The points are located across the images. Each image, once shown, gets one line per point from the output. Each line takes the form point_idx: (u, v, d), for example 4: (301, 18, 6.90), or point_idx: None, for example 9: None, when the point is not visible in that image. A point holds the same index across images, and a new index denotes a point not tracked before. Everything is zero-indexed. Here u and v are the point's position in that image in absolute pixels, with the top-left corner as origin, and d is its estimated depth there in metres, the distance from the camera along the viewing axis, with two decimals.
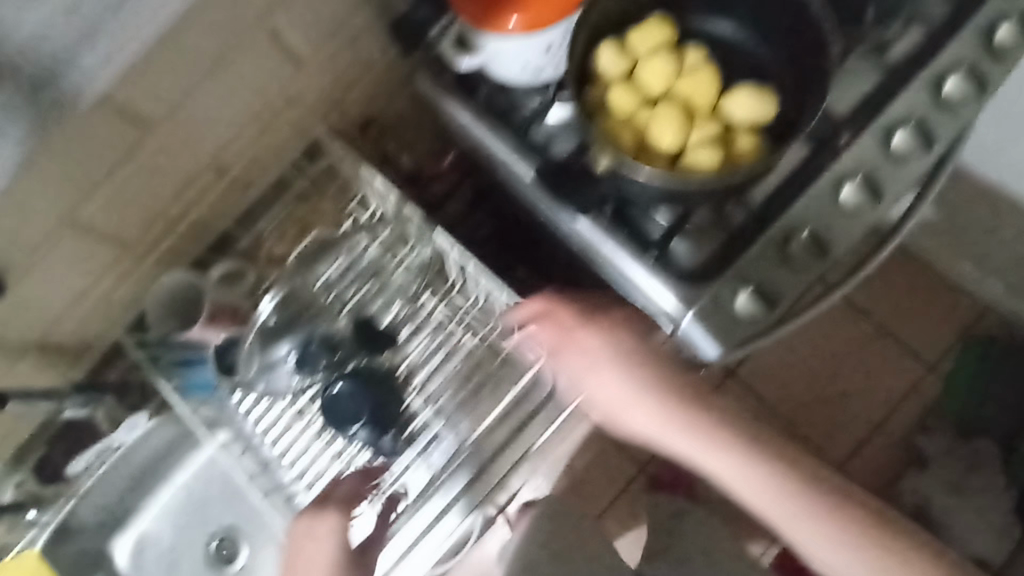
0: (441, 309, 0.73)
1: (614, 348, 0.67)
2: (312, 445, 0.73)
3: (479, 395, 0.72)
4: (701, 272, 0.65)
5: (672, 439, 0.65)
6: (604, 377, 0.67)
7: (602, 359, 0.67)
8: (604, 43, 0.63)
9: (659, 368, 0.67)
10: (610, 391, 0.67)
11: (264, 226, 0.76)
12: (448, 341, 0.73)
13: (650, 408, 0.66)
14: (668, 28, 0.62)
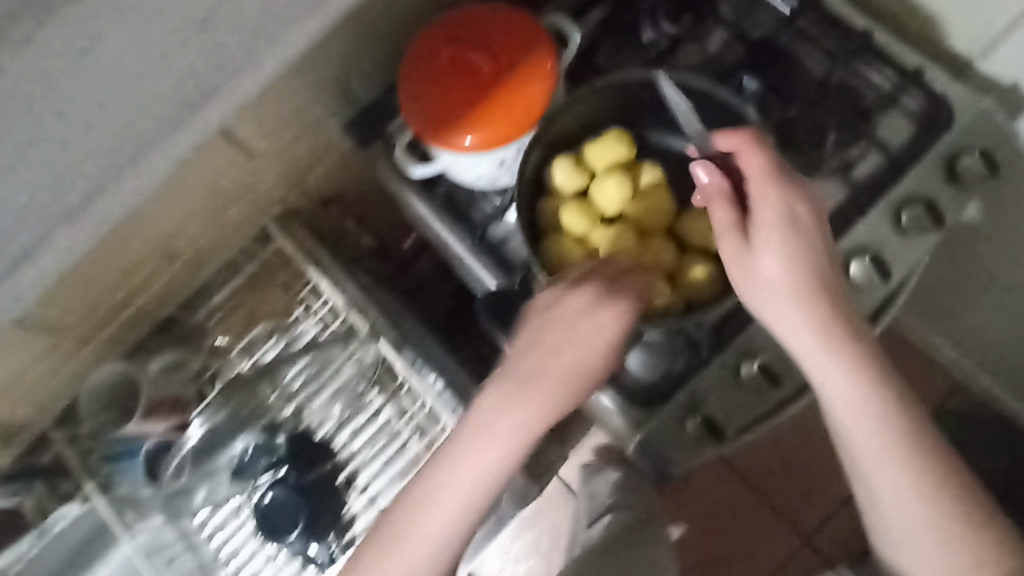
0: (387, 409, 0.71)
1: (802, 232, 0.51)
2: (253, 546, 0.70)
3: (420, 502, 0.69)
4: (655, 389, 0.64)
5: (825, 365, 0.51)
6: (815, 312, 0.50)
7: (790, 248, 0.51)
8: (560, 159, 0.62)
9: (829, 259, 0.52)
10: (797, 266, 0.50)
11: (214, 306, 0.73)
12: (394, 444, 0.70)
13: (815, 292, 0.50)
14: (624, 144, 0.62)
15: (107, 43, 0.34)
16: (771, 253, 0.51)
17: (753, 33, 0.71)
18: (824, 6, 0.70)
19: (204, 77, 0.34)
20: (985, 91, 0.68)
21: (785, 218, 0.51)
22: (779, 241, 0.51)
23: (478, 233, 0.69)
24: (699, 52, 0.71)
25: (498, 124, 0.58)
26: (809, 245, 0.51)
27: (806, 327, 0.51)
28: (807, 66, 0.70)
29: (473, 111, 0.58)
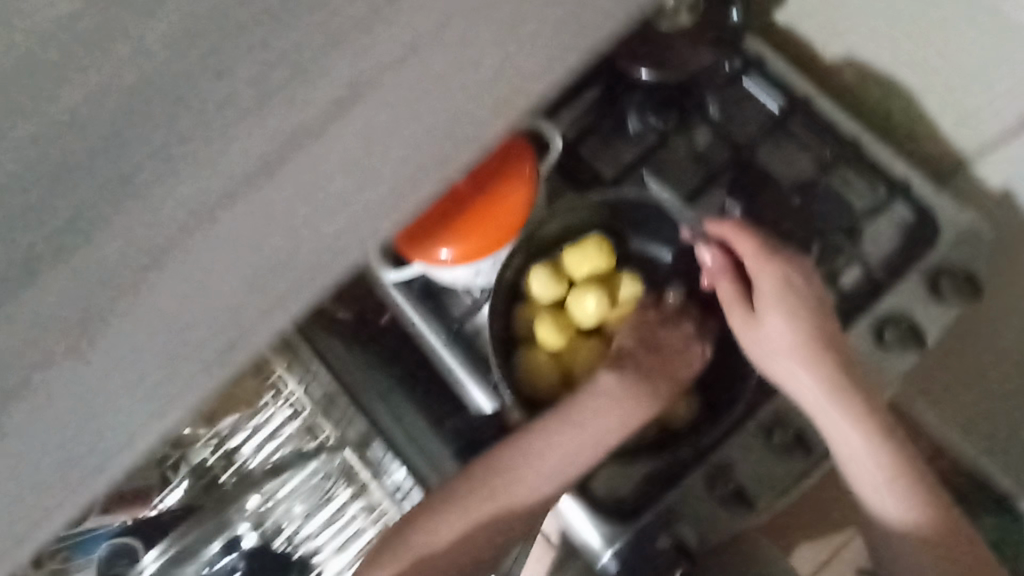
0: (354, 507, 0.69)
1: (812, 306, 0.55)
2: None
3: None
4: (630, 502, 0.61)
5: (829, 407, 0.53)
6: (828, 371, 0.53)
7: (797, 314, 0.54)
8: (538, 273, 0.61)
9: (825, 317, 0.55)
10: (801, 339, 0.53)
11: None
12: (362, 543, 0.67)
13: (821, 354, 0.53)
14: (606, 257, 0.61)
15: (124, 285, 0.32)
16: (779, 323, 0.54)
17: (742, 133, 0.70)
18: (813, 110, 0.70)
19: (177, 305, 0.32)
20: (971, 201, 0.68)
21: (783, 287, 0.55)
22: (783, 306, 0.54)
23: (455, 328, 0.67)
24: (686, 148, 0.71)
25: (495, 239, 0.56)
26: (808, 305, 0.54)
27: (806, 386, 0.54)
28: (794, 167, 0.69)
29: (467, 225, 0.56)
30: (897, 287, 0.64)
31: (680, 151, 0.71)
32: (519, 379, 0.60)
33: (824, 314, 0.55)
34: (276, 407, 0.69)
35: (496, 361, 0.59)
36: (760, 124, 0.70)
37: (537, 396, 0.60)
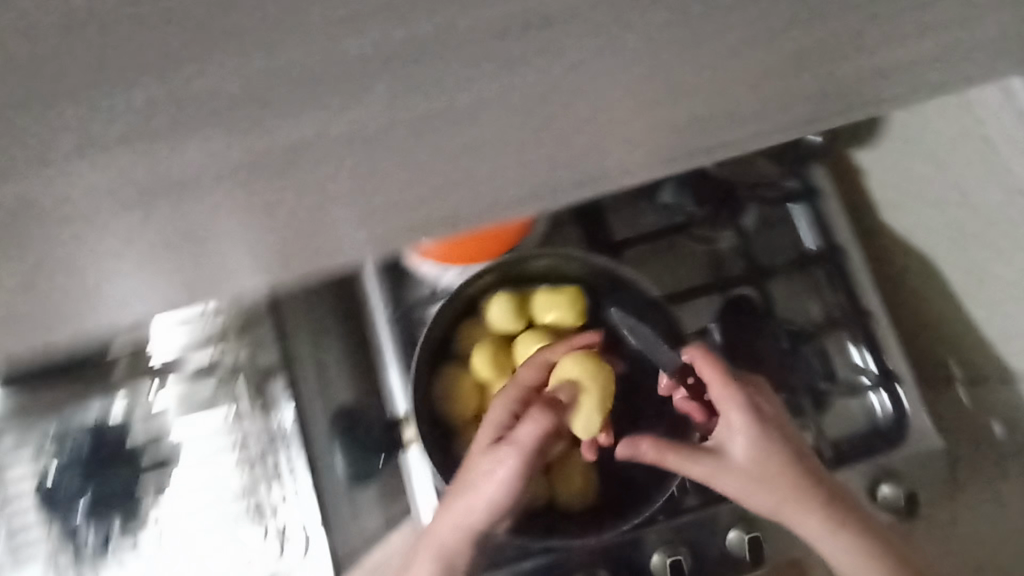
0: (235, 432, 0.65)
1: (770, 430, 0.51)
2: (31, 512, 0.62)
3: (213, 537, 0.64)
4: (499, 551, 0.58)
5: (790, 516, 0.50)
6: (810, 507, 0.50)
7: (764, 442, 0.50)
8: (503, 303, 0.58)
9: (787, 438, 0.52)
10: (775, 469, 0.49)
11: None
12: (221, 463, 0.65)
13: (789, 490, 0.49)
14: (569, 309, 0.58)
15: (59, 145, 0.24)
16: (751, 453, 0.50)
17: (764, 254, 0.67)
18: (843, 260, 0.66)
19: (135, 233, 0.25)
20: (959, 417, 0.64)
21: (741, 407, 0.52)
22: (746, 430, 0.51)
23: (401, 312, 0.64)
24: (704, 245, 0.67)
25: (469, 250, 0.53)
26: (762, 416, 0.52)
27: (784, 514, 0.50)
28: (798, 313, 0.66)
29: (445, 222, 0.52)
30: (840, 475, 0.60)
31: (697, 246, 0.68)
32: (435, 393, 0.56)
33: (784, 440, 0.51)
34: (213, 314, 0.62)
35: (419, 364, 0.56)
36: (786, 255, 0.67)
37: (442, 419, 0.56)
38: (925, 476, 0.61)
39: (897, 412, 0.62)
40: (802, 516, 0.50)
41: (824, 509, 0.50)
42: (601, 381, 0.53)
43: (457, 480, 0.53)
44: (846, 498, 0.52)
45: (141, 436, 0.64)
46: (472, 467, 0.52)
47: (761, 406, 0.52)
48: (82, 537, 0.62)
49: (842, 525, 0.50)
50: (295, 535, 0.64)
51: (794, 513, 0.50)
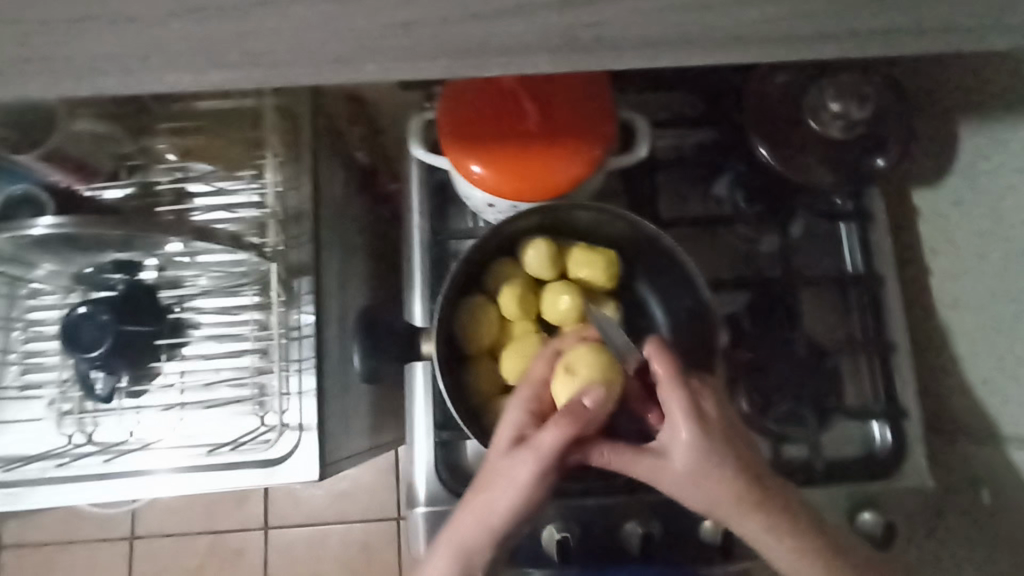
0: (256, 317, 0.67)
1: (715, 429, 0.50)
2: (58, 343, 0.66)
3: (214, 408, 0.67)
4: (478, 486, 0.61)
5: (741, 522, 0.50)
6: (747, 507, 0.49)
7: (704, 442, 0.49)
8: (540, 246, 0.58)
9: (728, 440, 0.50)
10: (711, 470, 0.49)
11: (186, 107, 0.67)
12: (236, 345, 0.67)
13: (725, 491, 0.49)
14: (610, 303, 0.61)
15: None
16: (689, 451, 0.49)
17: (803, 266, 0.67)
18: (880, 290, 0.65)
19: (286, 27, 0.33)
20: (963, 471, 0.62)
21: (685, 408, 0.50)
22: (688, 428, 0.49)
23: (438, 239, 0.64)
24: (746, 243, 0.68)
25: (525, 181, 0.53)
26: (715, 420, 0.50)
27: (725, 513, 0.50)
28: (820, 329, 0.66)
29: (505, 150, 0.53)
30: (823, 490, 0.61)
31: (738, 243, 0.68)
32: (456, 318, 0.57)
33: (729, 446, 0.49)
34: (274, 189, 0.67)
35: (451, 287, 0.56)
36: (824, 271, 0.67)
37: (459, 343, 0.57)
38: (911, 516, 0.61)
39: (895, 446, 0.62)
40: (739, 515, 0.50)
41: (764, 511, 0.49)
42: (601, 371, 0.52)
43: (474, 483, 0.51)
44: (791, 500, 0.51)
45: (172, 293, 0.66)
46: (490, 470, 0.50)
47: (706, 406, 0.50)
48: (95, 380, 0.61)
49: (780, 524, 0.50)
50: (285, 428, 0.64)
51: (733, 512, 0.50)
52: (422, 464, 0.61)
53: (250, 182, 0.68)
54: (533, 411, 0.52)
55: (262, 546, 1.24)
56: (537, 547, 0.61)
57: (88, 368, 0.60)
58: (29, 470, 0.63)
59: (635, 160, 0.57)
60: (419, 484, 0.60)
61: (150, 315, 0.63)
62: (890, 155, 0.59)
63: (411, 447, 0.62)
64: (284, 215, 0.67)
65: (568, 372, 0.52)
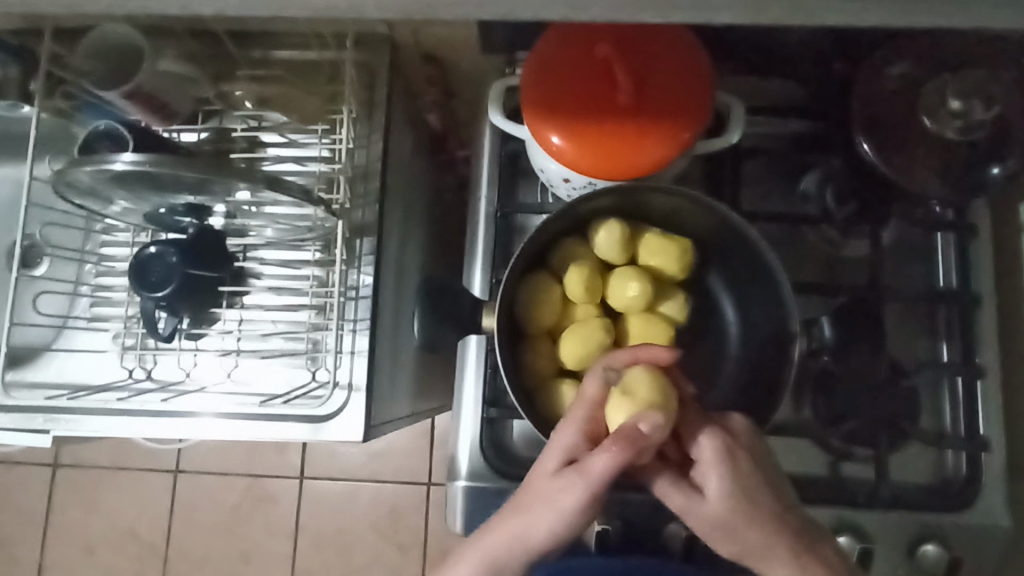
0: (316, 272, 0.67)
1: (753, 481, 0.49)
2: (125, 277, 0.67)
3: (267, 360, 0.67)
4: (522, 467, 0.59)
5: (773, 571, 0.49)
6: (776, 561, 0.49)
7: (741, 494, 0.49)
8: (614, 228, 0.55)
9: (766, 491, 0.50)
10: (747, 524, 0.48)
11: (268, 54, 0.66)
12: (294, 299, 0.68)
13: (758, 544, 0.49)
14: (670, 303, 0.57)
15: None
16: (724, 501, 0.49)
17: (889, 277, 0.63)
18: (974, 310, 0.60)
19: None
20: None
21: (722, 454, 0.49)
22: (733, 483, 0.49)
23: (505, 212, 0.63)
24: (828, 246, 0.64)
25: (620, 162, 0.51)
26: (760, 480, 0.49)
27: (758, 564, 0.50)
28: (903, 348, 0.62)
29: (602, 131, 0.51)
30: (885, 516, 0.58)
31: (820, 246, 0.64)
32: (519, 295, 0.55)
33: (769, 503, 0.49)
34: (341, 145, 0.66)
35: (517, 265, 0.54)
36: (912, 286, 0.62)
37: (521, 320, 0.55)
38: (979, 556, 0.57)
39: (971, 481, 0.58)
40: (768, 564, 0.49)
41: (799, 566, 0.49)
42: (658, 397, 0.49)
43: (518, 497, 0.51)
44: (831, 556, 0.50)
45: (236, 241, 0.67)
46: (535, 487, 0.50)
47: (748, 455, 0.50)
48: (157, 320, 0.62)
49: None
50: (335, 389, 0.64)
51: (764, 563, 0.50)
52: (467, 439, 0.60)
53: (319, 135, 0.68)
54: (587, 431, 0.50)
55: (297, 493, 1.28)
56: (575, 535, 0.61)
57: (153, 309, 0.61)
58: (91, 399, 0.65)
59: (725, 145, 0.53)
60: (463, 458, 0.60)
61: (217, 261, 0.62)
62: (1008, 165, 0.54)
63: (457, 420, 0.61)
64: (353, 172, 0.67)
65: (625, 394, 0.49)
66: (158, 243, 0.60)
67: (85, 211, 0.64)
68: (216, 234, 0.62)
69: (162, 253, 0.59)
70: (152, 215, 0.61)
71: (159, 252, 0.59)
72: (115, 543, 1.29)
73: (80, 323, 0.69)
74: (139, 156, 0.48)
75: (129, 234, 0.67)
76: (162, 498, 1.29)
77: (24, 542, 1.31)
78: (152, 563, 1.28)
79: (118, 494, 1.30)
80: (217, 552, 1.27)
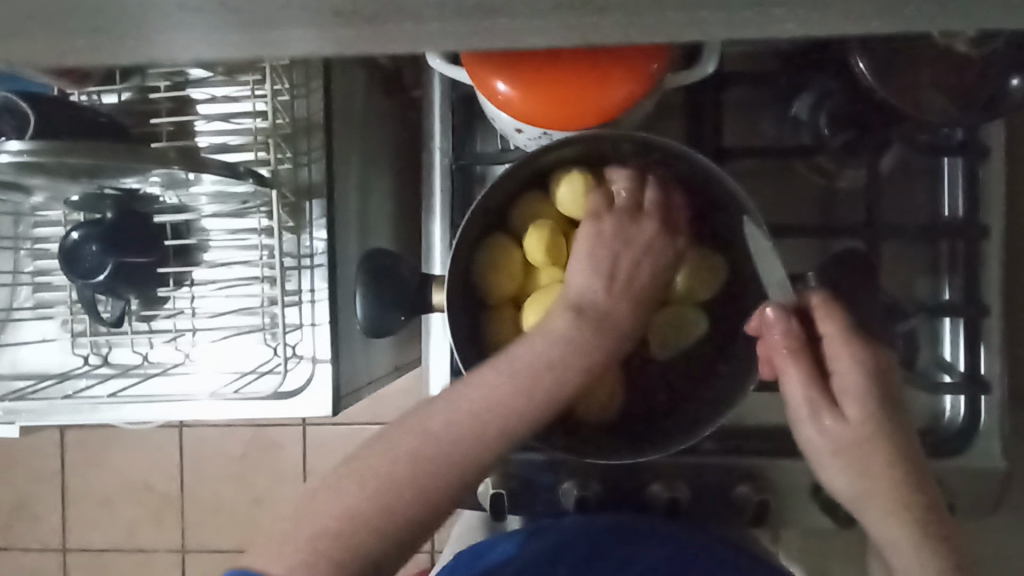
0: (266, 241, 0.62)
1: (869, 377, 0.49)
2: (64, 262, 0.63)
3: (226, 336, 0.64)
4: None
5: (871, 457, 0.46)
6: (881, 463, 0.46)
7: (868, 384, 0.49)
8: (575, 181, 0.51)
9: (890, 416, 0.48)
10: (865, 409, 0.48)
11: None
12: (245, 271, 0.64)
13: (869, 456, 0.46)
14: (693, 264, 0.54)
15: None
16: (839, 409, 0.48)
17: (889, 207, 0.57)
18: (982, 240, 0.55)
19: None
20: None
21: (867, 366, 0.49)
22: (856, 371, 0.49)
23: (460, 165, 0.57)
24: (822, 177, 0.58)
25: (588, 117, 0.45)
26: (881, 386, 0.49)
27: (864, 500, 0.46)
28: (901, 285, 0.57)
29: (559, 90, 0.44)
30: None
31: (812, 176, 0.58)
32: (478, 262, 0.51)
33: (878, 396, 0.48)
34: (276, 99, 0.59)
35: (467, 235, 0.49)
36: (914, 216, 0.57)
37: (479, 291, 0.52)
38: (978, 499, 0.55)
39: (967, 422, 0.55)
40: (871, 460, 0.46)
41: (888, 462, 0.46)
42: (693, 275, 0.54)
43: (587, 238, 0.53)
44: (928, 495, 0.46)
45: (175, 217, 0.62)
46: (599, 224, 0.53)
47: (874, 369, 0.49)
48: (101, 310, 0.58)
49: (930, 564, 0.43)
50: (297, 367, 0.61)
51: (865, 466, 0.46)
52: None
53: (254, 88, 0.61)
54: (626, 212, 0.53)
55: (300, 440, 1.28)
56: (475, 498, 0.58)
57: (92, 297, 0.57)
58: (49, 391, 0.63)
59: (699, 77, 0.47)
60: None
61: (152, 243, 0.58)
62: None
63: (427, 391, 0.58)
64: (294, 129, 0.61)
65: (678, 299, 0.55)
66: (80, 226, 0.55)
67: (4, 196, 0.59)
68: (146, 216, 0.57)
69: (86, 238, 0.54)
70: (77, 198, 0.56)
71: (83, 238, 0.55)
72: (131, 496, 1.33)
73: (28, 312, 0.65)
74: (24, 146, 0.42)
75: (60, 215, 0.62)
76: (169, 451, 1.31)
77: (44, 500, 1.35)
78: (170, 512, 1.32)
79: (127, 451, 1.32)
80: (230, 500, 1.31)
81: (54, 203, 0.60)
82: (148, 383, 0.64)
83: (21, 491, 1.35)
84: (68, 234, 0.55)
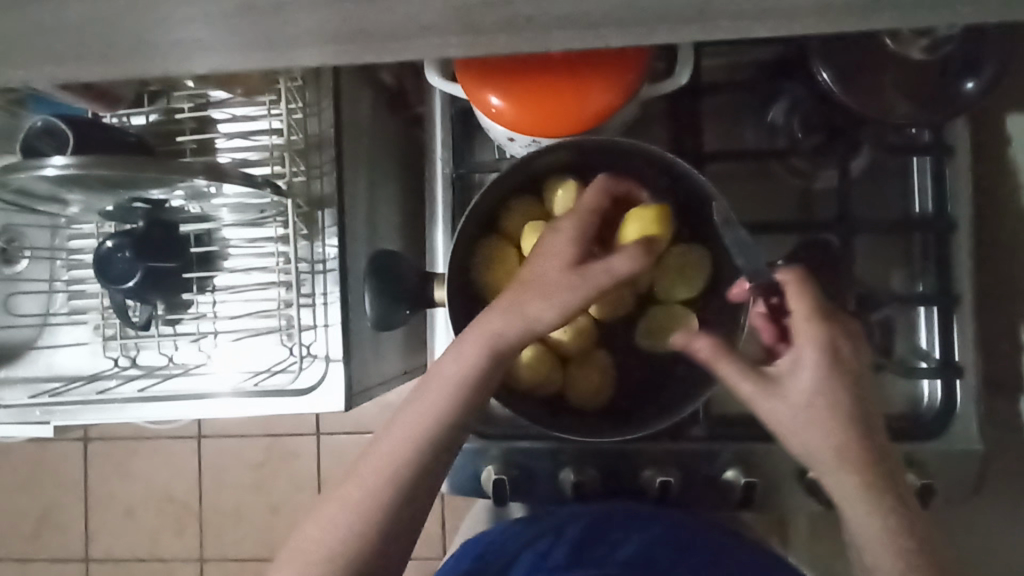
0: (282, 248, 0.67)
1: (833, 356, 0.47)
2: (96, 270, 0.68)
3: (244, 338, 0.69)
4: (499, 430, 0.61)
5: (825, 437, 0.45)
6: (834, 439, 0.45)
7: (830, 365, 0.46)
8: (568, 187, 0.55)
9: (855, 397, 0.46)
10: (822, 388, 0.46)
11: None
12: (263, 277, 0.68)
13: (826, 438, 0.45)
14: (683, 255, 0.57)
15: None
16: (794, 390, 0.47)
17: (862, 204, 0.61)
18: (950, 234, 0.58)
19: None
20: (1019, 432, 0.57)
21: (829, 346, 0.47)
22: (814, 354, 0.47)
23: (460, 173, 0.61)
24: (798, 177, 0.62)
25: (573, 124, 0.50)
26: (848, 360, 0.47)
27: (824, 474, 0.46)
28: (875, 277, 0.61)
29: (545, 101, 0.48)
30: None
31: (789, 177, 0.62)
32: (476, 261, 0.56)
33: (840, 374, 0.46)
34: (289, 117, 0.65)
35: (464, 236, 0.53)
36: (885, 212, 0.60)
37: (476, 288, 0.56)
38: (956, 481, 0.57)
39: (944, 406, 0.58)
40: (822, 440, 0.45)
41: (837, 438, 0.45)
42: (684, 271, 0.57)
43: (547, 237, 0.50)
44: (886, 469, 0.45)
45: (197, 227, 0.67)
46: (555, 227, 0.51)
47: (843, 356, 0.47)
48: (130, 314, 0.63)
49: (897, 560, 0.44)
50: (313, 366, 0.66)
51: (819, 445, 0.46)
52: None
53: (268, 108, 0.66)
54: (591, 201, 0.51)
55: (315, 449, 1.32)
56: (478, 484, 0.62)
57: (122, 302, 0.62)
58: (81, 393, 0.67)
59: (674, 87, 0.51)
60: None
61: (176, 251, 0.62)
62: (983, 80, 0.50)
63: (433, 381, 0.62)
64: (306, 145, 0.65)
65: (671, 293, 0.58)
66: (112, 236, 0.60)
67: (42, 210, 0.64)
68: (171, 227, 0.62)
69: (117, 248, 0.59)
70: (108, 211, 0.60)
71: (113, 247, 0.59)
72: (153, 504, 1.37)
73: (62, 319, 0.70)
74: (68, 160, 0.48)
75: (93, 227, 0.67)
76: (189, 460, 1.36)
77: (70, 508, 1.40)
78: (189, 522, 1.36)
79: (149, 460, 1.37)
80: (248, 507, 1.34)
81: (94, 220, 0.66)
82: (170, 383, 0.68)
83: (49, 500, 1.40)
84: (102, 243, 0.60)
